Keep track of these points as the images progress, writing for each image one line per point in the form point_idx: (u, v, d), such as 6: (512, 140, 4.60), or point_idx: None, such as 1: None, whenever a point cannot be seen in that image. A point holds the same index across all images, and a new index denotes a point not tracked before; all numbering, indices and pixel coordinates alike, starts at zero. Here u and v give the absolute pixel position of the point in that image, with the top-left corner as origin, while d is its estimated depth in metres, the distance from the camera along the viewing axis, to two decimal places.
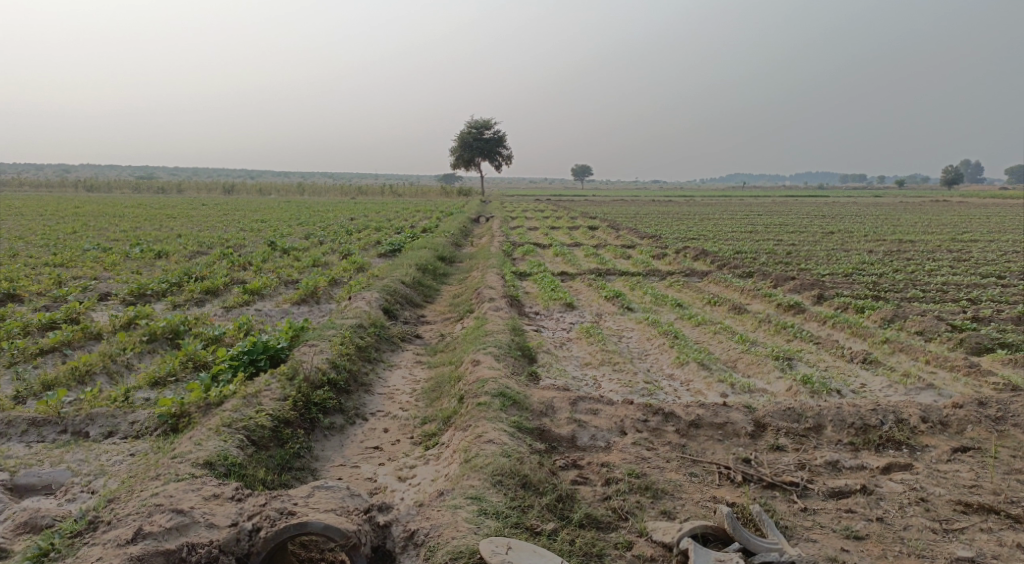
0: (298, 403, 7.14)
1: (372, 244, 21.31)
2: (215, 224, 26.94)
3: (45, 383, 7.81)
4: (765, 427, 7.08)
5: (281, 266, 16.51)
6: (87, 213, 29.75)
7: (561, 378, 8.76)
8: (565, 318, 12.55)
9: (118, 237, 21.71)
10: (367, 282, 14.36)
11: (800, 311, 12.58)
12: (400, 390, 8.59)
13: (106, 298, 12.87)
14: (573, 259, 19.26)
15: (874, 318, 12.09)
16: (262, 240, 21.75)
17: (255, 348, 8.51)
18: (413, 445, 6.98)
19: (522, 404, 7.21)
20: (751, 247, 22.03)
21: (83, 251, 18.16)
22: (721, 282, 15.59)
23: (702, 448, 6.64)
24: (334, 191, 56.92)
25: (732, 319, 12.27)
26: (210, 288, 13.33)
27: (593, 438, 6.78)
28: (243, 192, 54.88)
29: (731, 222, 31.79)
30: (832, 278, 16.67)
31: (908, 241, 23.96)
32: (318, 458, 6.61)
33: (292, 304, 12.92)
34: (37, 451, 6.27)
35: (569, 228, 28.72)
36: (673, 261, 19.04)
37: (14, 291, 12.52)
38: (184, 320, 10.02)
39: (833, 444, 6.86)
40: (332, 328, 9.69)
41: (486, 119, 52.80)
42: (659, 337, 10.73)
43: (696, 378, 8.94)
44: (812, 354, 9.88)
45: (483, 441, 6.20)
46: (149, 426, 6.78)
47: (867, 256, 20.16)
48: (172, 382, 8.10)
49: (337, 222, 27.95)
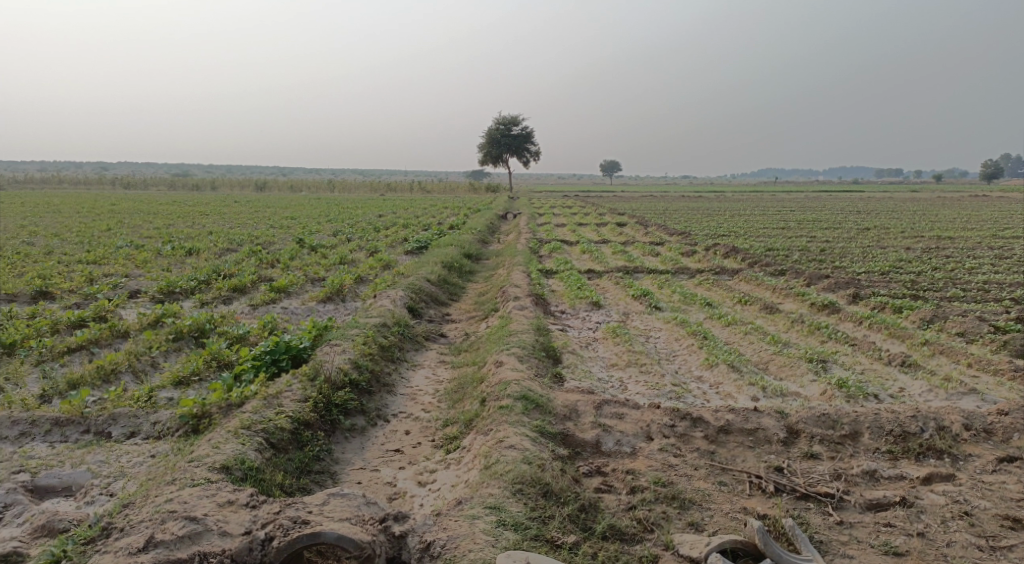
0: (318, 404, 7.06)
1: (399, 241, 21.30)
2: (245, 221, 27.17)
3: (71, 382, 7.85)
4: (798, 433, 6.80)
5: (307, 264, 16.54)
6: (124, 211, 30.29)
7: (586, 380, 8.57)
8: (592, 317, 12.35)
9: (151, 234, 22.04)
10: (392, 280, 14.30)
11: (835, 311, 12.18)
12: (423, 390, 8.47)
13: (136, 295, 13.00)
14: (600, 256, 19.00)
15: (912, 318, 11.66)
16: (290, 237, 21.89)
17: (277, 348, 8.46)
18: (434, 448, 6.86)
19: (545, 408, 7.03)
20: (784, 244, 21.51)
21: (116, 248, 18.43)
22: (752, 280, 15.21)
23: (732, 456, 6.40)
24: (363, 187, 57.38)
25: (763, 319, 11.94)
26: (237, 285, 13.38)
27: (618, 443, 6.58)
28: (275, 189, 55.54)
29: (763, 218, 31.15)
30: (867, 276, 16.18)
31: (948, 238, 23.21)
32: (338, 461, 6.53)
33: (318, 302, 12.91)
34: (60, 451, 6.28)
35: (596, 225, 28.41)
36: (703, 258, 18.67)
37: (46, 289, 12.70)
38: (210, 318, 10.04)
39: (870, 453, 6.56)
40: (355, 327, 9.61)
41: (513, 116, 52.60)
42: (687, 337, 10.45)
43: (726, 381, 8.67)
44: (847, 356, 9.53)
45: (505, 446, 6.05)
46: (170, 427, 6.77)
47: (905, 254, 19.56)
48: (196, 381, 8.09)
49: (364, 219, 28.06)
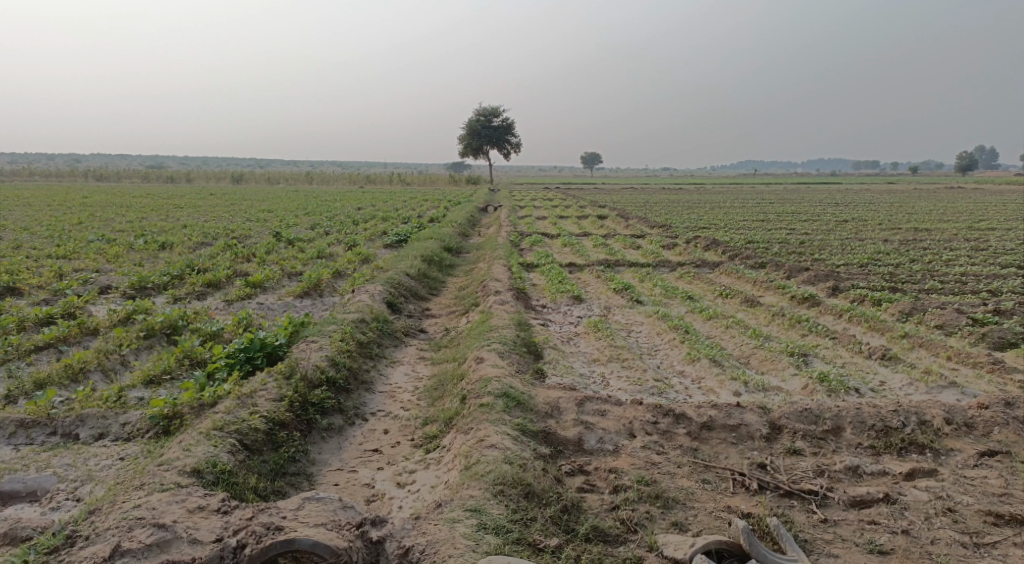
0: (295, 404, 6.88)
1: (378, 234, 21.05)
2: (222, 214, 26.70)
3: (36, 382, 7.59)
4: (781, 429, 6.76)
5: (285, 258, 16.26)
6: (96, 204, 29.66)
7: (568, 376, 8.47)
8: (573, 311, 12.26)
9: (124, 228, 21.55)
10: (371, 274, 14.10)
11: (815, 304, 12.20)
12: (402, 388, 8.32)
13: (107, 291, 12.66)
14: (582, 249, 18.93)
15: (891, 311, 11.71)
16: (267, 230, 21.53)
17: (252, 345, 8.25)
18: (413, 447, 6.72)
19: (527, 405, 6.91)
20: (764, 237, 21.58)
21: (87, 243, 17.99)
22: (733, 273, 15.22)
23: (715, 453, 6.34)
24: (342, 179, 56.82)
25: (745, 312, 11.93)
26: (212, 280, 13.08)
27: (601, 441, 6.49)
28: (253, 181, 54.78)
29: (742, 211, 31.28)
30: (846, 269, 16.26)
31: (924, 230, 23.46)
32: (314, 462, 6.36)
33: (295, 297, 12.66)
34: (23, 455, 6.05)
35: (577, 217, 28.29)
36: (684, 251, 18.65)
37: (14, 285, 12.32)
38: (183, 315, 9.78)
39: (853, 448, 6.54)
40: (332, 323, 9.41)
41: (494, 107, 52.24)
42: (669, 332, 10.40)
43: (708, 376, 8.62)
44: (828, 350, 9.53)
45: (485, 446, 5.94)
46: (140, 428, 6.56)
47: (882, 246, 19.71)
48: (168, 380, 7.86)
49: (344, 212, 27.72)
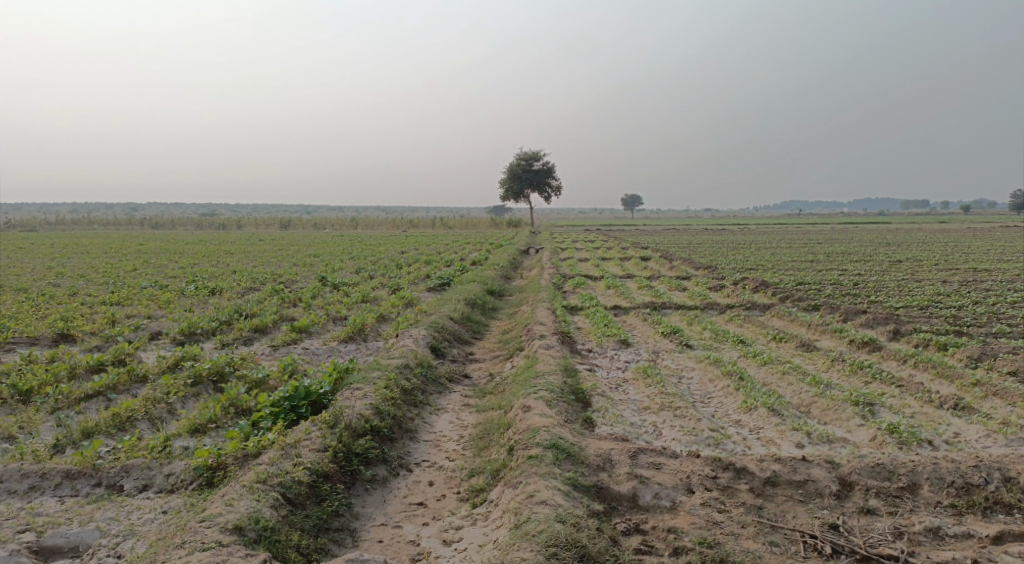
0: (338, 454, 6.72)
1: (421, 278, 21.10)
2: (269, 259, 27.22)
3: (85, 431, 7.61)
4: (852, 485, 6.29)
5: (329, 302, 16.36)
6: (150, 251, 30.56)
7: (618, 426, 8.13)
8: (620, 356, 11.93)
9: (176, 274, 22.06)
10: (415, 318, 14.04)
11: (876, 348, 11.62)
12: (447, 436, 8.09)
13: (158, 337, 12.86)
14: (626, 291, 18.61)
15: (959, 356, 11.05)
16: (313, 275, 21.81)
17: (296, 393, 8.16)
18: (459, 501, 6.46)
19: (578, 457, 6.59)
20: (815, 278, 20.92)
21: (140, 289, 18.46)
22: (786, 315, 14.69)
23: (781, 511, 5.93)
24: (386, 223, 57.77)
25: (801, 357, 11.41)
26: (258, 326, 13.17)
27: (657, 496, 6.12)
28: (300, 227, 56.05)
29: (789, 250, 30.57)
30: (906, 311, 15.56)
31: (984, 270, 22.47)
32: (358, 516, 6.15)
33: (339, 343, 12.63)
34: (68, 507, 5.99)
35: (620, 259, 28.00)
36: (732, 293, 18.16)
37: (68, 332, 12.61)
38: (229, 361, 9.80)
39: (933, 508, 6.04)
40: (376, 369, 9.29)
41: (533, 151, 52.70)
42: (722, 378, 9.97)
43: (767, 426, 8.17)
44: (895, 399, 8.98)
45: (535, 503, 5.69)
46: (184, 479, 6.47)
47: (942, 287, 18.88)
48: (212, 429, 7.80)
49: (387, 256, 28.00)
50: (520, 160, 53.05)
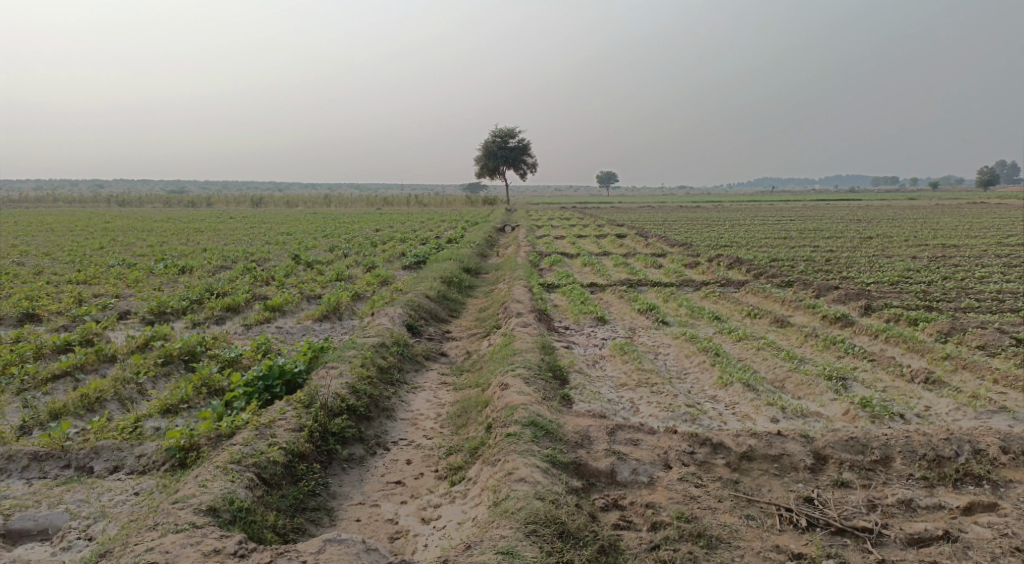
0: (314, 434, 6.63)
1: (397, 256, 20.90)
2: (241, 237, 26.71)
3: (52, 412, 7.41)
4: (826, 459, 6.38)
5: (303, 281, 16.13)
6: (117, 229, 29.82)
7: (596, 403, 8.14)
8: (597, 333, 11.94)
9: (144, 252, 21.56)
10: (390, 296, 13.90)
11: (848, 324, 11.78)
12: (424, 415, 8.03)
13: (126, 316, 12.56)
14: (602, 269, 18.64)
15: (929, 331, 11.25)
16: (286, 253, 21.47)
17: (270, 372, 8.02)
18: (437, 479, 6.43)
19: (556, 435, 6.58)
20: (788, 255, 21.13)
21: (108, 267, 18.02)
22: (760, 292, 14.82)
23: (758, 485, 5.99)
24: (360, 201, 57.08)
25: (775, 333, 11.53)
26: (231, 305, 12.94)
27: (635, 472, 6.15)
28: (272, 204, 55.11)
29: (763, 228, 30.83)
30: (877, 287, 15.80)
31: (952, 247, 22.89)
32: (335, 496, 6.09)
33: (314, 321, 12.47)
34: (35, 490, 5.84)
35: (596, 237, 28.00)
36: (707, 270, 18.27)
37: (33, 311, 12.27)
38: (201, 341, 9.61)
39: (905, 480, 6.15)
40: (352, 347, 9.18)
41: (508, 128, 52.31)
42: (698, 354, 10.04)
43: (742, 401, 8.25)
44: (868, 373, 9.12)
45: (514, 481, 5.68)
46: (156, 460, 6.34)
47: (911, 263, 19.20)
48: (185, 409, 7.65)
49: (362, 234, 27.68)
50: (496, 137, 52.64)
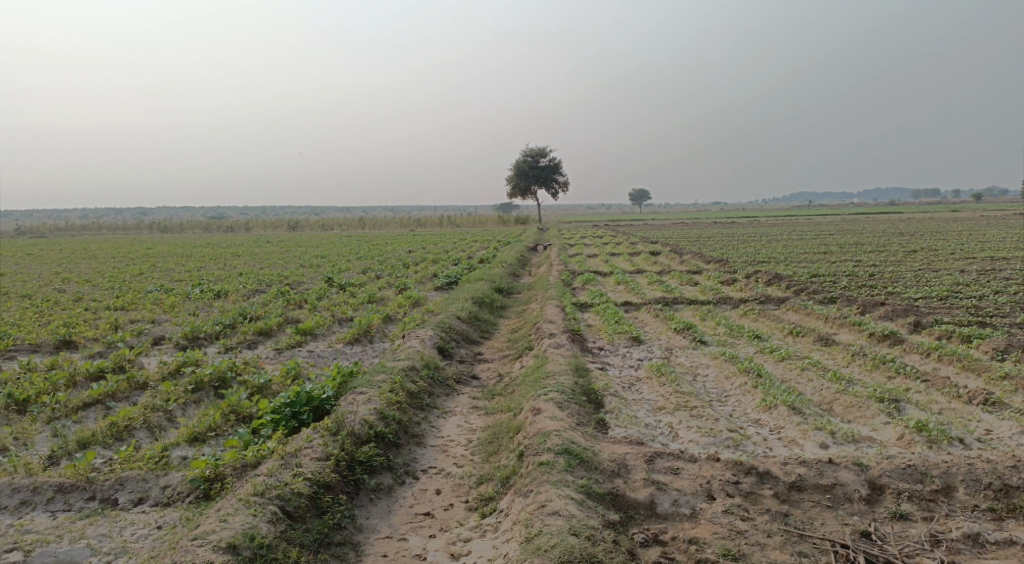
0: (341, 463, 6.43)
1: (429, 277, 20.80)
2: (276, 261, 26.99)
3: (80, 441, 7.37)
4: (882, 489, 5.94)
5: (335, 303, 16.10)
6: (157, 255, 30.47)
7: (633, 427, 7.79)
8: (632, 353, 11.59)
9: (182, 278, 21.88)
10: (422, 318, 13.75)
11: (897, 342, 11.22)
12: (455, 441, 7.78)
13: (160, 341, 12.61)
14: (636, 287, 18.25)
15: (985, 348, 10.64)
16: (319, 276, 21.56)
17: (298, 399, 7.87)
18: (468, 511, 6.16)
19: (591, 463, 6.26)
20: (829, 270, 20.50)
21: (146, 293, 18.27)
22: (802, 309, 14.31)
23: (809, 518, 5.59)
24: (394, 223, 57.55)
25: (819, 352, 11.04)
26: (263, 329, 12.92)
27: (676, 504, 5.80)
28: (308, 228, 55.86)
29: (801, 243, 30.08)
30: (925, 302, 15.14)
31: (1003, 259, 21.96)
32: (362, 529, 5.86)
33: (345, 345, 12.34)
34: (59, 523, 5.75)
35: (629, 254, 27.59)
36: (745, 287, 17.74)
37: (70, 338, 12.40)
38: (232, 366, 9.55)
39: (970, 512, 5.69)
40: (382, 372, 8.99)
41: (541, 148, 52.30)
42: (739, 375, 9.61)
43: (788, 425, 7.82)
44: (922, 394, 8.61)
45: (547, 514, 5.40)
46: (181, 491, 6.21)
47: (959, 277, 18.42)
48: (212, 437, 7.54)
49: (394, 255, 27.75)
50: (526, 156, 52.66)
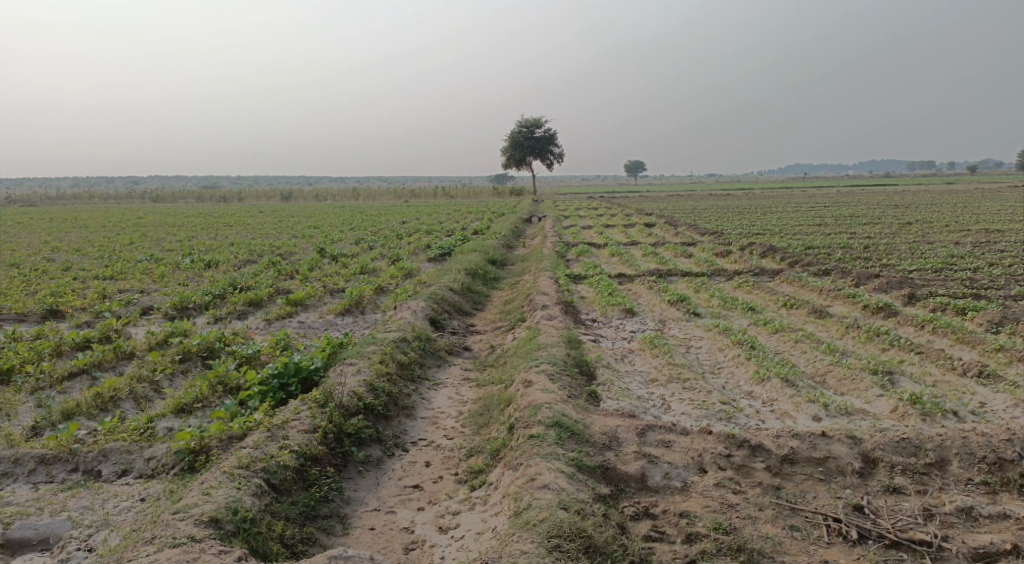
0: (329, 435, 6.34)
1: (422, 248, 20.60)
2: (268, 231, 26.70)
3: (64, 412, 7.25)
4: (875, 462, 5.89)
5: (327, 274, 15.92)
6: (149, 224, 30.13)
7: (625, 400, 7.71)
8: (625, 325, 11.50)
9: (173, 248, 21.62)
10: (413, 289, 13.60)
11: (891, 314, 11.16)
12: (445, 413, 7.70)
13: (149, 311, 12.45)
14: (630, 259, 18.12)
15: (979, 321, 10.58)
16: (311, 247, 21.32)
17: (286, 371, 7.76)
18: (457, 484, 6.09)
19: (582, 436, 6.18)
20: (824, 242, 20.42)
21: (135, 263, 18.04)
22: (796, 281, 14.22)
23: (801, 492, 5.54)
24: (387, 194, 57.06)
25: (814, 324, 10.96)
26: (253, 299, 12.76)
27: (668, 477, 5.74)
28: (301, 199, 55.38)
29: (796, 215, 29.93)
30: (920, 275, 15.08)
31: (997, 231, 21.90)
32: (349, 501, 5.79)
33: (336, 316, 12.21)
34: (40, 496, 5.65)
35: (624, 226, 27.40)
36: (740, 259, 17.63)
37: (57, 308, 12.22)
38: (220, 337, 9.41)
39: (963, 485, 5.64)
40: (372, 343, 8.87)
41: (535, 119, 51.74)
42: (732, 347, 9.53)
43: (781, 398, 7.76)
44: (916, 367, 8.55)
45: (537, 487, 5.33)
46: (165, 463, 6.12)
47: (954, 249, 18.34)
48: (199, 408, 7.43)
49: (388, 226, 27.51)
50: (521, 127, 52.09)
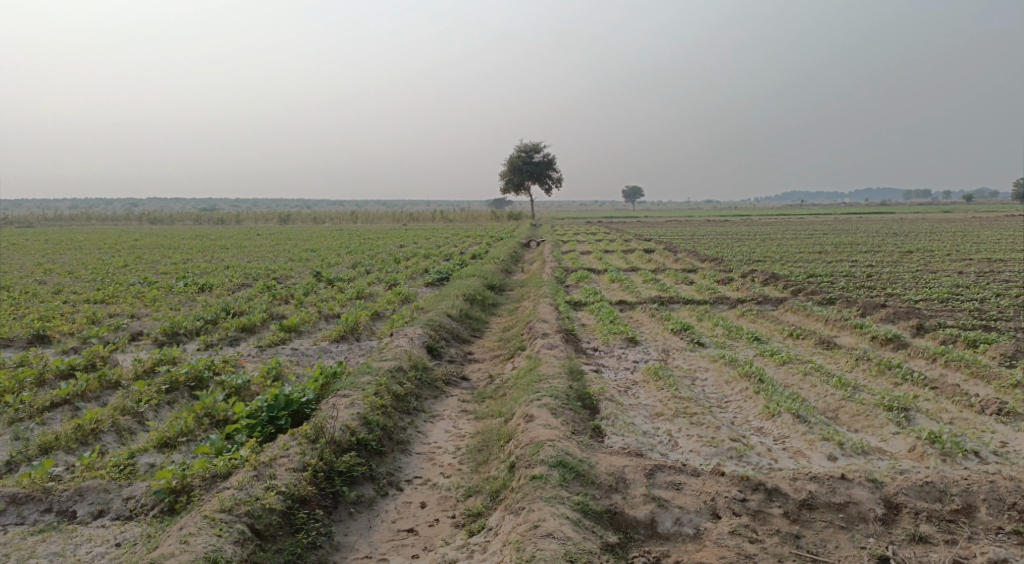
0: (319, 474, 5.97)
1: (420, 273, 20.30)
2: (265, 254, 26.40)
3: (42, 447, 6.88)
4: (898, 508, 5.54)
5: (323, 299, 15.59)
6: (144, 246, 29.72)
7: (630, 436, 7.37)
8: (628, 355, 11.18)
9: (167, 270, 21.29)
10: (410, 315, 13.29)
11: (901, 346, 10.85)
12: (442, 448, 7.34)
13: (138, 337, 12.10)
14: (631, 286, 17.84)
15: (992, 354, 10.28)
16: (307, 271, 21.02)
17: (276, 403, 7.39)
18: (454, 528, 5.73)
19: (588, 476, 5.83)
20: (826, 270, 20.19)
21: (128, 286, 17.70)
22: (800, 310, 13.93)
23: (822, 541, 5.20)
24: (386, 216, 56.95)
25: (822, 355, 10.65)
26: (245, 325, 12.43)
27: (679, 523, 5.40)
28: (299, 221, 55.25)
29: (796, 242, 29.77)
30: (927, 305, 14.80)
31: (1000, 261, 21.71)
32: (339, 547, 5.44)
33: (330, 342, 11.87)
34: (8, 539, 5.28)
35: (623, 252, 27.19)
36: (742, 287, 17.35)
37: (44, 333, 11.87)
38: (209, 365, 9.05)
39: (993, 534, 5.31)
40: (366, 373, 8.51)
41: (535, 144, 51.90)
42: (740, 380, 9.20)
43: (793, 435, 7.43)
44: (931, 403, 8.23)
45: (540, 536, 4.99)
46: (145, 503, 5.75)
47: (959, 279, 18.11)
48: (184, 443, 7.06)
49: (386, 250, 27.28)
50: (520, 152, 52.19)
